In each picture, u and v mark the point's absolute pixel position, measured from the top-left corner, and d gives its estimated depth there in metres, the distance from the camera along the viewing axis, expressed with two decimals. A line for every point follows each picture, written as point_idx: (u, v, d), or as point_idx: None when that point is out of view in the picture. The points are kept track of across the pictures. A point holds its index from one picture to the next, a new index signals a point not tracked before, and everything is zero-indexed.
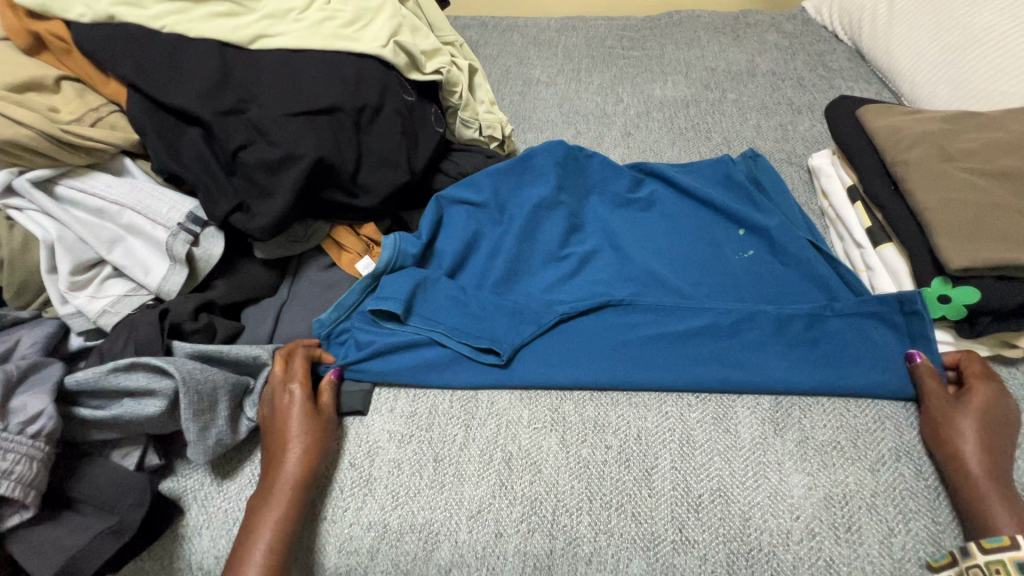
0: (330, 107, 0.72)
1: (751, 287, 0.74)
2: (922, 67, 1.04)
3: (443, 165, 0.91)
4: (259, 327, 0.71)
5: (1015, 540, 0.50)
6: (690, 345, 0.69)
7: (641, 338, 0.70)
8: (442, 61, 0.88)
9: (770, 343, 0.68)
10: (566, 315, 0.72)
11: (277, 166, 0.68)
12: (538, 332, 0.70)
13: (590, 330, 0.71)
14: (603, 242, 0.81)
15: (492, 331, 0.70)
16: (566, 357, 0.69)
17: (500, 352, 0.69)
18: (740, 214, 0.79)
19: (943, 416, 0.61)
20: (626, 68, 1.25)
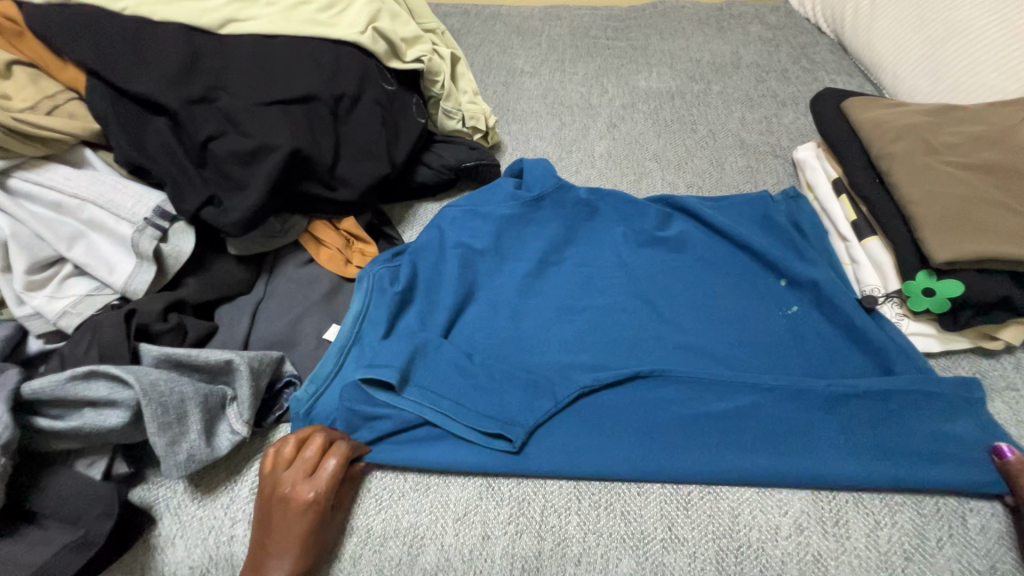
0: (307, 96, 0.69)
1: (802, 356, 0.69)
2: (905, 59, 1.05)
3: (425, 157, 0.88)
4: (234, 326, 0.68)
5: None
6: (731, 426, 0.62)
7: (677, 416, 0.62)
8: (423, 49, 0.86)
9: (824, 422, 0.61)
10: (587, 389, 0.63)
11: (251, 158, 0.65)
12: (555, 410, 0.62)
13: (616, 406, 0.63)
14: (626, 297, 0.74)
15: (501, 409, 0.61)
16: (593, 442, 0.61)
17: (511, 438, 0.60)
18: (786, 265, 0.75)
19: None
20: (610, 59, 1.24)
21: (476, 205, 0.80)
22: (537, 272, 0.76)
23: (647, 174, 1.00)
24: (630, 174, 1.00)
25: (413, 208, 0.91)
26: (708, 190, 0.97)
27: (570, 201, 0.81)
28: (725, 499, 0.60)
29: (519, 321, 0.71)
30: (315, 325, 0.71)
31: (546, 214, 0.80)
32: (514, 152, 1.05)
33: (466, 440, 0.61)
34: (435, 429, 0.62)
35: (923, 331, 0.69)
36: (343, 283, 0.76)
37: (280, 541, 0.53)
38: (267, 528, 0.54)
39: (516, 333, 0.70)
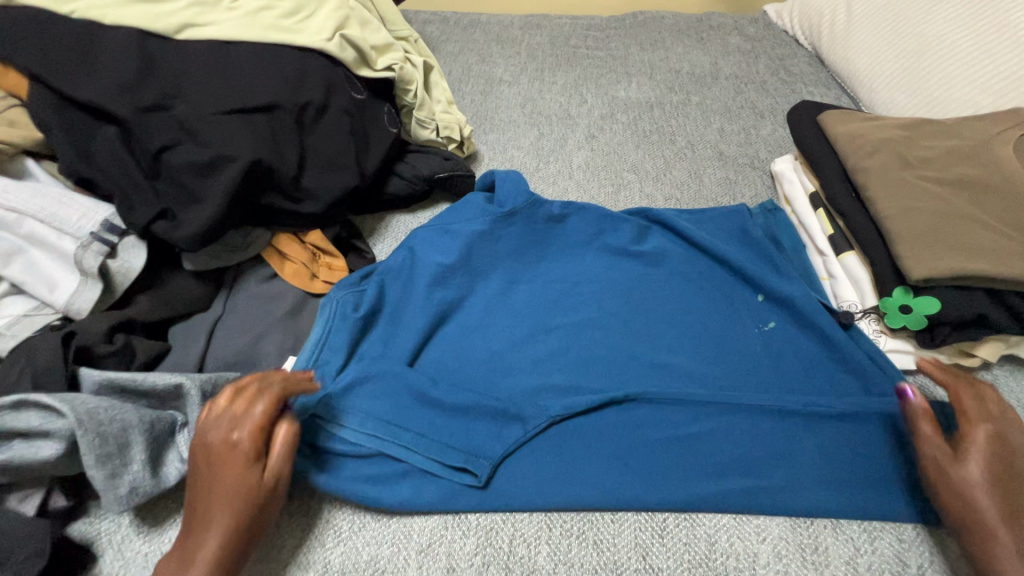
0: (268, 105, 0.67)
1: (777, 373, 0.68)
2: (881, 72, 1.06)
3: (397, 167, 0.86)
4: (189, 346, 0.64)
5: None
6: (703, 449, 0.61)
7: (649, 440, 0.62)
8: (395, 58, 0.84)
9: (797, 445, 0.61)
10: (558, 418, 0.62)
11: (206, 170, 0.62)
12: (523, 438, 0.61)
13: (589, 432, 0.62)
14: (601, 313, 0.73)
15: (468, 440, 0.60)
16: (567, 473, 0.59)
17: (476, 471, 0.58)
18: (766, 281, 0.74)
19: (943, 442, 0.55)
20: (590, 68, 1.23)
21: (444, 224, 0.77)
22: (509, 291, 0.75)
23: (626, 186, 0.98)
24: (609, 185, 0.98)
25: (385, 220, 0.88)
26: (687, 202, 0.95)
27: (545, 216, 0.79)
28: (700, 526, 0.57)
29: (489, 343, 0.70)
30: (277, 344, 0.68)
31: (521, 231, 0.78)
32: (491, 162, 1.03)
33: (429, 471, 0.59)
34: (398, 466, 0.59)
35: (900, 347, 0.68)
36: (308, 300, 0.73)
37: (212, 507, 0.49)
38: (195, 492, 0.50)
39: (488, 356, 0.69)
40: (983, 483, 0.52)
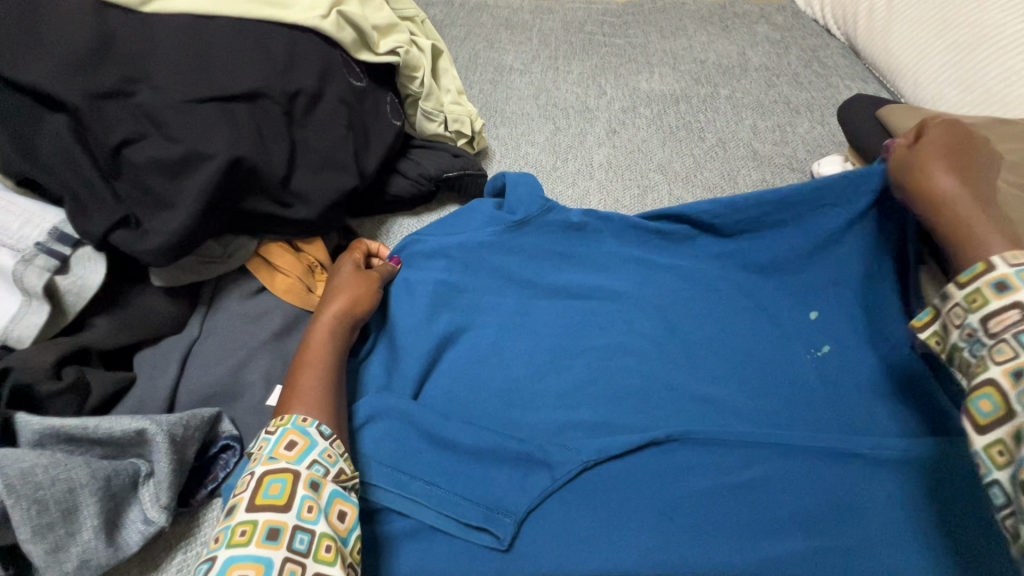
0: (252, 92, 0.57)
1: (837, 407, 0.59)
2: (929, 66, 0.96)
3: (401, 165, 0.76)
4: (157, 376, 0.55)
5: (992, 262, 0.39)
6: (759, 500, 0.52)
7: (696, 490, 0.53)
8: (399, 40, 0.74)
9: (870, 496, 0.52)
10: (590, 463, 0.53)
11: (177, 170, 0.52)
12: (553, 489, 0.52)
13: (626, 479, 0.53)
14: (634, 335, 0.64)
15: (486, 492, 0.52)
16: (604, 531, 0.50)
17: (498, 531, 0.50)
18: (814, 298, 0.66)
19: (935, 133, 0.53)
20: (608, 57, 1.13)
21: (447, 238, 0.68)
22: (527, 309, 0.66)
23: (652, 187, 0.89)
24: (634, 187, 0.89)
25: (386, 224, 0.79)
26: None
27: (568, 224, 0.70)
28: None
29: (504, 371, 0.61)
30: (263, 371, 0.58)
31: (539, 241, 0.69)
32: (503, 159, 0.93)
33: (443, 531, 0.50)
34: (407, 523, 0.51)
35: None
36: (300, 319, 0.63)
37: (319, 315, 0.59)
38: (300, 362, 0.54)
39: (506, 386, 0.60)
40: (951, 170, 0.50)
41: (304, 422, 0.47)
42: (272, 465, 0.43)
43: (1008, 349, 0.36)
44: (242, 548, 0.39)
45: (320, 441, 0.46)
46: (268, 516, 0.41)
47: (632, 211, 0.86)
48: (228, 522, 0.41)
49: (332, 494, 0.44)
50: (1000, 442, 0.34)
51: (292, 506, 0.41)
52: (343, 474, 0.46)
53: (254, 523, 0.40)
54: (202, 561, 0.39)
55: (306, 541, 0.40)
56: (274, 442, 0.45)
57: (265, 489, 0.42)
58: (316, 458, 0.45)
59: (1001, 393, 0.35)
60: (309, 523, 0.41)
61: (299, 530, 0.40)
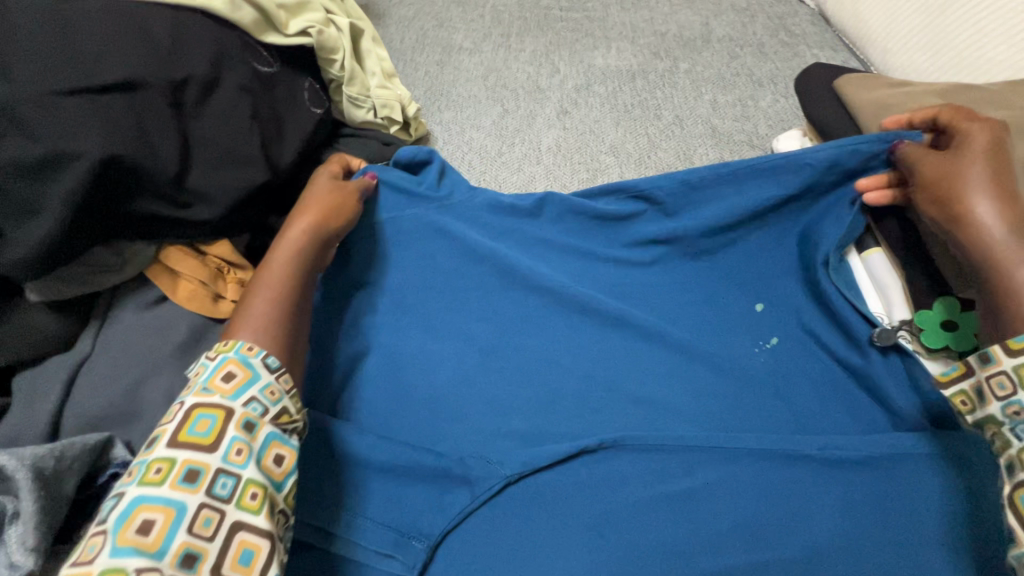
0: (129, 82, 0.51)
1: (782, 401, 0.54)
2: (898, 30, 0.90)
3: (326, 156, 0.71)
4: (39, 400, 0.50)
5: None
6: (697, 511, 0.49)
7: (630, 502, 0.49)
8: (312, 19, 0.67)
9: (817, 501, 0.48)
10: (514, 478, 0.49)
11: (41, 173, 0.47)
12: (471, 509, 0.48)
13: (554, 493, 0.49)
14: (572, 334, 0.59)
15: (399, 514, 0.48)
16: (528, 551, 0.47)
17: (408, 557, 0.46)
18: (766, 284, 0.61)
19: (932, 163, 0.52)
20: (563, 32, 1.06)
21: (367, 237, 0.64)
22: (455, 309, 0.61)
23: (604, 170, 0.83)
24: (584, 170, 0.83)
25: None
26: None
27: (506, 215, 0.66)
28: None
29: (426, 379, 0.56)
30: (162, 389, 0.53)
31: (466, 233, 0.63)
32: (446, 146, 0.87)
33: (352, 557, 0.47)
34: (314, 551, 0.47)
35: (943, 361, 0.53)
36: (209, 329, 0.59)
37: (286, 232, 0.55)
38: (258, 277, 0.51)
39: (429, 395, 0.55)
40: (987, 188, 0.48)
41: (249, 351, 0.43)
42: (203, 399, 0.39)
43: None
44: (154, 489, 0.36)
45: (262, 375, 0.42)
46: (190, 455, 0.37)
47: None
48: (146, 455, 0.38)
49: (267, 438, 0.40)
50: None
51: (218, 448, 0.38)
52: (284, 414, 0.42)
53: (173, 461, 0.37)
54: (114, 491, 0.36)
55: (229, 486, 0.37)
56: (210, 371, 0.41)
57: (191, 424, 0.38)
58: (255, 395, 0.41)
59: None
60: (235, 467, 0.38)
61: (223, 473, 0.37)
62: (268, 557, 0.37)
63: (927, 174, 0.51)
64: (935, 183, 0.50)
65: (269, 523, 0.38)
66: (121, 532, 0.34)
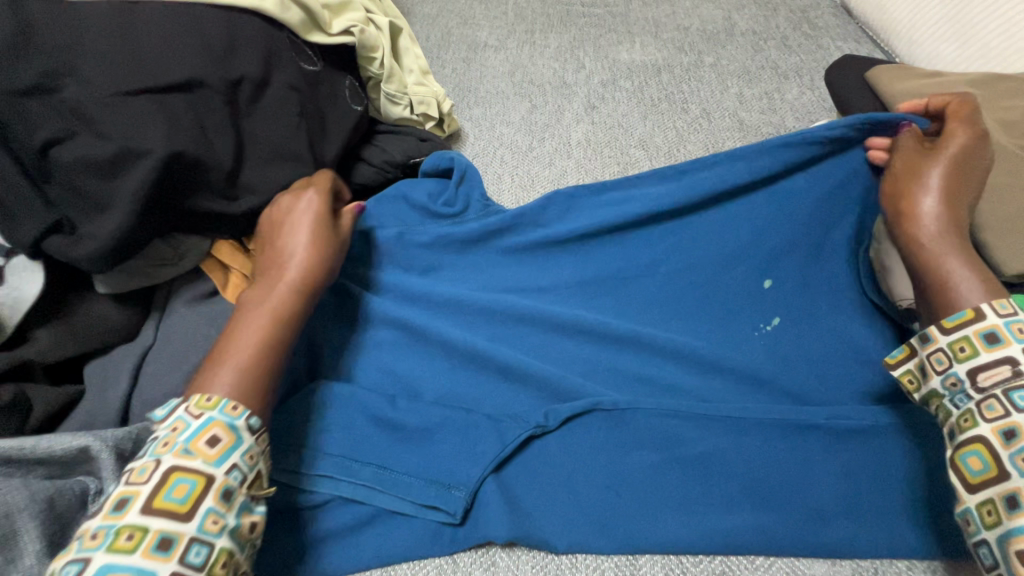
0: (189, 82, 0.53)
1: (815, 381, 0.56)
2: (925, 21, 0.91)
3: (366, 151, 0.73)
4: (109, 389, 0.52)
5: (980, 311, 0.42)
6: (743, 488, 0.50)
7: (676, 480, 0.51)
8: (353, 19, 0.69)
9: (856, 478, 0.50)
10: (538, 430, 0.52)
11: (111, 170, 0.49)
12: (502, 455, 0.51)
13: (588, 455, 0.52)
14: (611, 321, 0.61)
15: (436, 466, 0.51)
16: (578, 524, 0.49)
17: (451, 506, 0.49)
18: (776, 262, 0.62)
19: (915, 166, 0.52)
20: (587, 28, 1.07)
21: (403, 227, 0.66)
22: (477, 281, 0.64)
23: (634, 164, 0.85)
24: (614, 164, 0.85)
25: None
26: None
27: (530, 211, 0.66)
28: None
29: (453, 345, 0.58)
30: None
31: (502, 219, 0.65)
32: (477, 141, 0.89)
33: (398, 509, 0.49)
34: (377, 525, 0.49)
35: None
36: None
37: (270, 283, 0.50)
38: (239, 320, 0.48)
39: (473, 379, 0.57)
40: (941, 189, 0.49)
41: (232, 411, 0.42)
42: (183, 461, 0.39)
43: (997, 405, 0.40)
44: (125, 557, 0.35)
45: (246, 438, 0.41)
46: (163, 523, 0.36)
47: None
48: (113, 519, 0.37)
49: (240, 507, 0.40)
50: (990, 502, 0.38)
51: (193, 517, 0.37)
52: (258, 479, 0.42)
53: (145, 530, 0.36)
54: (71, 559, 0.35)
55: (202, 554, 0.37)
56: (191, 432, 0.40)
57: (167, 490, 0.38)
58: (238, 462, 0.40)
59: (990, 452, 0.39)
60: (209, 536, 0.37)
61: (197, 542, 0.37)
62: None
63: (899, 167, 0.53)
64: (907, 176, 0.51)
65: None
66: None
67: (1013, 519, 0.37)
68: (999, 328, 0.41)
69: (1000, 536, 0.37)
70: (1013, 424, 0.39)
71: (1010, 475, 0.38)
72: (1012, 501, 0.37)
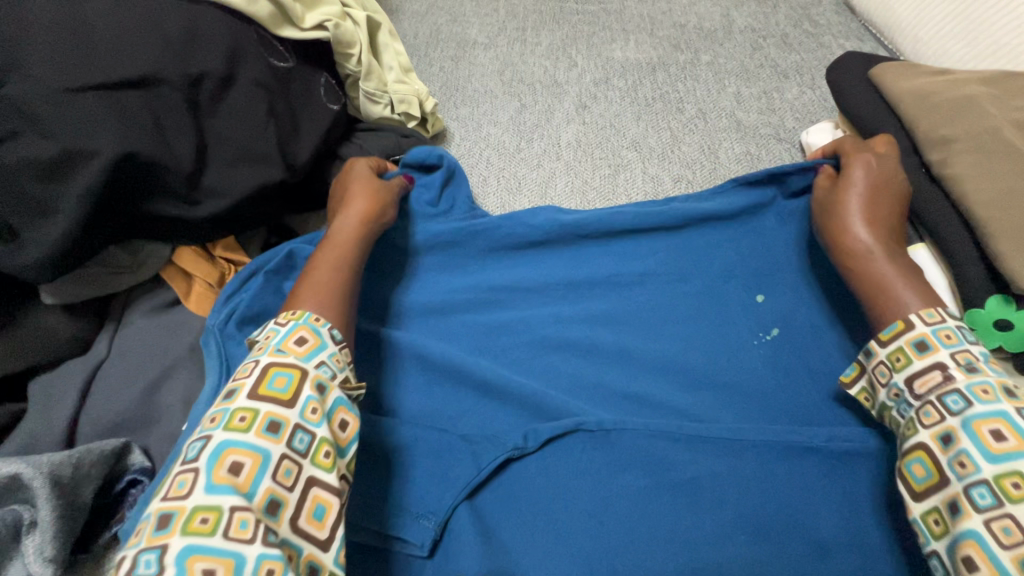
0: (145, 79, 0.50)
1: (815, 402, 0.52)
2: (929, 19, 0.87)
3: (342, 151, 0.69)
4: (55, 407, 0.49)
5: (909, 320, 0.42)
6: (734, 516, 0.47)
7: (665, 508, 0.47)
8: (328, 13, 0.66)
9: (862, 508, 0.47)
10: (515, 453, 0.49)
11: (57, 173, 0.46)
12: (475, 481, 0.48)
13: (570, 480, 0.48)
14: (598, 334, 0.57)
15: (403, 494, 0.47)
16: (559, 557, 0.45)
17: (417, 538, 0.45)
18: (771, 277, 0.59)
19: (828, 198, 0.53)
20: (580, 25, 1.04)
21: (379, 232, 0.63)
22: (458, 289, 0.60)
23: (625, 166, 0.81)
24: (605, 167, 0.81)
25: None
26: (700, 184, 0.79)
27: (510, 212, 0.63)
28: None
29: (428, 360, 0.55)
30: (180, 393, 0.52)
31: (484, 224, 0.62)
32: (463, 142, 0.85)
33: (360, 542, 0.45)
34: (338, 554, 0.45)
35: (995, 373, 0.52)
36: None
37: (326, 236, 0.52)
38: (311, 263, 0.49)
39: (449, 396, 0.54)
40: (861, 214, 0.50)
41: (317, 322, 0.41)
42: (279, 357, 0.37)
43: (933, 410, 0.38)
44: (240, 434, 0.33)
45: (330, 343, 0.40)
46: (271, 407, 0.35)
47: (601, 194, 0.78)
48: (227, 404, 0.35)
49: (337, 400, 0.38)
50: (936, 511, 0.36)
51: (297, 402, 0.35)
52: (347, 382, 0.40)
53: (256, 411, 0.34)
54: (196, 437, 0.34)
55: (306, 440, 0.35)
56: (283, 335, 0.39)
57: (269, 380, 0.36)
58: (324, 359, 0.39)
59: (932, 458, 0.37)
60: (312, 424, 0.35)
61: (302, 429, 0.35)
62: (337, 517, 0.34)
63: (817, 204, 0.54)
64: (824, 215, 0.53)
65: (339, 483, 0.35)
66: (214, 472, 0.31)
67: (957, 525, 0.34)
68: (928, 335, 0.40)
69: (948, 545, 0.34)
70: (948, 428, 0.37)
71: (950, 480, 0.36)
72: (954, 506, 0.35)
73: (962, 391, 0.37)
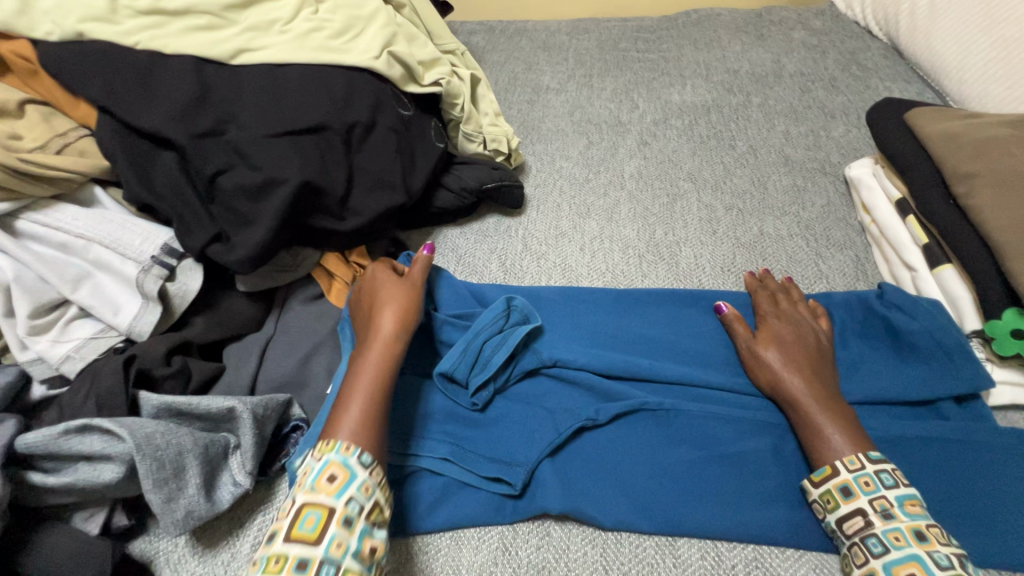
0: (318, 126, 0.67)
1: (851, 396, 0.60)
2: (973, 62, 0.94)
3: (445, 180, 0.85)
4: (241, 367, 0.65)
5: (836, 467, 0.52)
6: (772, 482, 0.56)
7: (712, 471, 0.57)
8: (441, 72, 0.83)
9: None
10: (589, 423, 0.60)
11: (257, 193, 0.62)
12: (556, 442, 0.59)
13: (635, 444, 0.59)
14: (656, 330, 0.68)
15: (499, 448, 0.59)
16: (626, 504, 0.56)
17: (512, 480, 0.57)
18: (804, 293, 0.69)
19: (751, 354, 0.63)
20: (642, 72, 1.17)
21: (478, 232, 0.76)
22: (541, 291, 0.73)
23: (682, 195, 0.92)
24: (664, 195, 0.92)
25: (432, 235, 0.88)
26: (751, 211, 0.88)
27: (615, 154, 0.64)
28: (770, 564, 0.53)
29: None
30: (325, 363, 0.68)
31: None
32: (538, 173, 0.99)
33: (467, 482, 0.58)
34: (450, 491, 0.58)
35: (1012, 378, 0.61)
36: None
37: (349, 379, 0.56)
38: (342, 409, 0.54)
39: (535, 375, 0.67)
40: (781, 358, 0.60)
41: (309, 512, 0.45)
42: None
43: (862, 552, 0.48)
44: None
45: None
46: None
47: (661, 218, 0.89)
48: None
49: None
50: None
51: None
52: None
53: None
54: None
55: None
56: None
57: None
58: None
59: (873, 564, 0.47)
60: None
61: None
62: None
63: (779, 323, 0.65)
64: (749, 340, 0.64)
65: None
66: None
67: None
68: (851, 483, 0.50)
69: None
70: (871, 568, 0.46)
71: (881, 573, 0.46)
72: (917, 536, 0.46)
73: (879, 536, 0.47)
